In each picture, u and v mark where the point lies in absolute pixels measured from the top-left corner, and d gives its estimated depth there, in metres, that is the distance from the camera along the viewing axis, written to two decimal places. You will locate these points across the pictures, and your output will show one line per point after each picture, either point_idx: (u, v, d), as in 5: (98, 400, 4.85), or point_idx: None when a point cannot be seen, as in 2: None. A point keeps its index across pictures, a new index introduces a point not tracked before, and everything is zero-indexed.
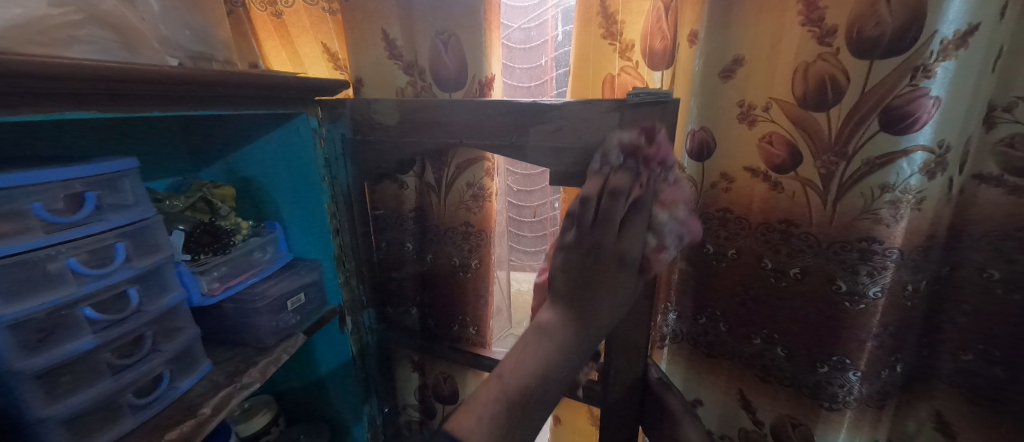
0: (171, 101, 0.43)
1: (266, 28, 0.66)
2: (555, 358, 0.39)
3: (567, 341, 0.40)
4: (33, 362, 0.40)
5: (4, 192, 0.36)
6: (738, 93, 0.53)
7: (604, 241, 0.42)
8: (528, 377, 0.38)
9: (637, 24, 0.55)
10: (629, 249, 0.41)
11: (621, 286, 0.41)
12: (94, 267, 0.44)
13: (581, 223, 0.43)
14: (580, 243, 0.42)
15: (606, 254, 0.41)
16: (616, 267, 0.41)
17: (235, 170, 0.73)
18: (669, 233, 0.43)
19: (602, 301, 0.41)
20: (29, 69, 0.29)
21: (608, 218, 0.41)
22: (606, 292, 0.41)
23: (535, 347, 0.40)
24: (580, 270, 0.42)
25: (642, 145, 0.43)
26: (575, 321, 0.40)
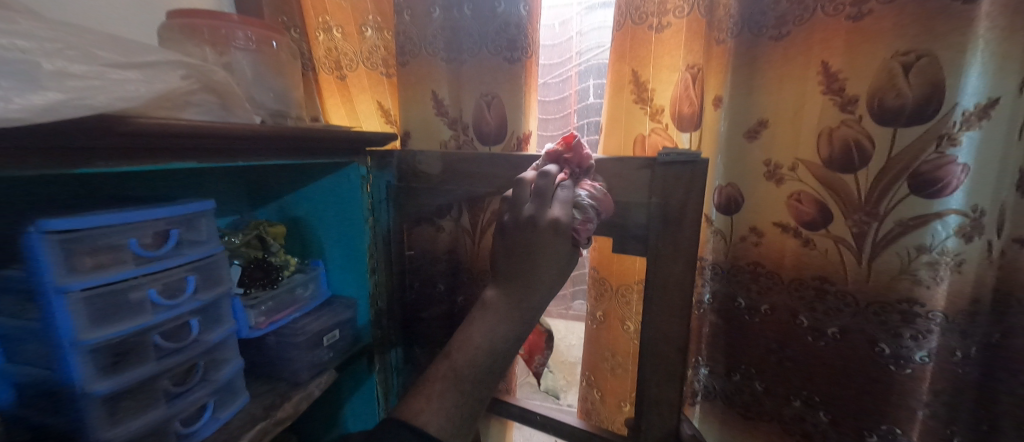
0: (253, 153, 0.49)
1: (330, 88, 0.75)
2: (499, 335, 0.41)
3: (510, 314, 0.41)
4: (105, 385, 0.43)
5: (109, 228, 0.42)
6: (764, 153, 0.55)
7: (535, 217, 0.44)
8: (477, 354, 0.40)
9: (666, 91, 0.60)
10: (559, 215, 0.44)
11: (556, 254, 0.43)
12: (167, 297, 0.48)
13: (514, 202, 0.47)
14: (518, 219, 0.45)
15: (540, 225, 0.43)
16: (539, 239, 0.43)
17: (286, 210, 0.80)
18: (585, 208, 0.45)
19: (538, 271, 0.42)
20: (161, 130, 0.34)
21: (533, 198, 0.45)
22: (541, 260, 0.42)
23: (483, 326, 0.41)
24: (512, 248, 0.44)
25: (561, 153, 0.50)
26: (515, 289, 0.42)
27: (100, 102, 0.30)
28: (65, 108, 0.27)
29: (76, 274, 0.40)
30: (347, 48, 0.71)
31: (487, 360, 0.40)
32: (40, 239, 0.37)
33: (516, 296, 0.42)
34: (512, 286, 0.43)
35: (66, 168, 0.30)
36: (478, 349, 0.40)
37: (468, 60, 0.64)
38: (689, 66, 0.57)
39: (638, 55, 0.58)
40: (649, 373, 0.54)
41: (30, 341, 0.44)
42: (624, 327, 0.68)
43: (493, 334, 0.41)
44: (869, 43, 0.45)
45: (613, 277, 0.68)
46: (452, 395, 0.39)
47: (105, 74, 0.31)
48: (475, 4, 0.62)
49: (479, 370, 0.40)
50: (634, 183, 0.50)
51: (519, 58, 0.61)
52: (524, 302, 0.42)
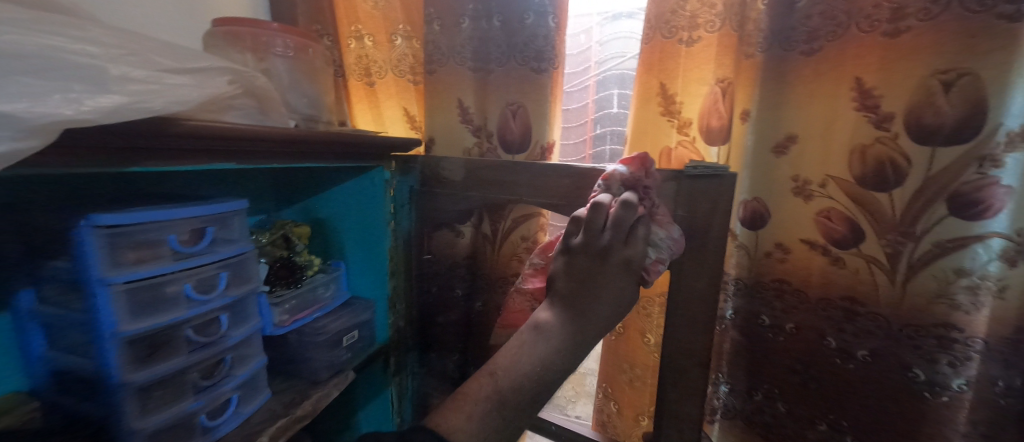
0: (288, 156, 0.51)
1: (358, 94, 0.77)
2: (548, 362, 0.41)
3: (563, 343, 0.42)
4: (139, 375, 0.45)
5: (152, 224, 0.44)
6: (792, 168, 0.54)
7: (611, 249, 0.45)
8: (523, 378, 0.40)
9: (694, 104, 0.59)
10: (632, 253, 0.45)
11: (622, 290, 0.44)
12: (201, 293, 0.50)
13: (589, 229, 0.45)
14: (589, 246, 0.45)
15: (613, 259, 0.44)
16: (611, 275, 0.44)
17: (312, 211, 0.82)
18: (661, 249, 0.46)
19: (601, 304, 0.43)
20: (207, 133, 0.36)
21: (612, 232, 0.45)
22: (607, 293, 0.44)
23: (532, 348, 0.41)
24: (579, 275, 0.45)
25: (640, 179, 0.48)
26: (576, 320, 0.43)
27: (157, 105, 0.32)
28: (127, 111, 0.29)
29: (120, 267, 0.42)
30: (377, 56, 0.73)
31: (527, 384, 0.40)
32: (89, 232, 0.39)
33: (575, 327, 0.43)
34: (574, 317, 0.43)
35: (121, 166, 0.32)
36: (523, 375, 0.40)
37: (495, 70, 0.65)
38: (718, 80, 0.57)
39: (666, 67, 0.58)
40: (670, 390, 0.53)
41: (71, 330, 0.46)
42: (644, 340, 0.67)
43: (532, 355, 0.41)
44: (906, 60, 0.45)
45: None
46: (489, 415, 0.38)
47: (163, 80, 0.33)
48: (505, 16, 0.63)
49: (521, 397, 0.40)
50: (659, 195, 0.49)
51: (547, 68, 0.62)
52: (581, 332, 0.43)
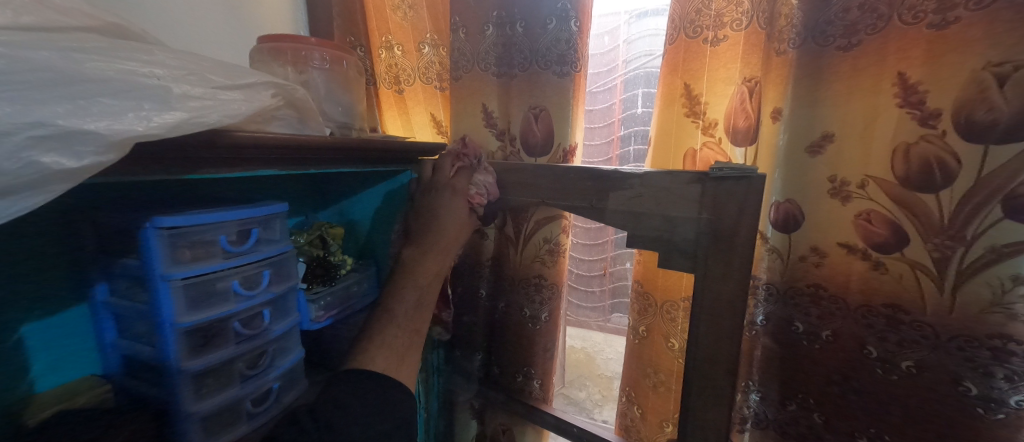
0: (322, 161, 0.54)
1: (389, 101, 0.81)
2: (432, 274, 0.60)
3: (434, 257, 0.61)
4: (194, 363, 0.50)
5: (204, 225, 0.48)
6: (829, 169, 0.52)
7: (439, 181, 0.65)
8: (415, 298, 0.57)
9: (720, 105, 0.58)
10: (455, 184, 0.64)
11: (458, 209, 0.63)
12: (247, 289, 0.54)
13: (436, 172, 0.66)
14: (430, 189, 0.65)
15: (444, 187, 0.64)
16: (449, 197, 0.63)
17: (345, 214, 0.86)
18: (479, 185, 0.63)
19: (446, 221, 0.62)
20: (252, 143, 0.39)
21: (439, 175, 0.65)
22: (449, 217, 0.63)
23: (411, 273, 0.59)
24: (426, 205, 0.64)
25: (462, 149, 0.66)
26: (427, 240, 0.61)
27: (213, 119, 0.35)
28: (187, 125, 0.32)
29: (178, 264, 0.47)
30: (406, 64, 0.77)
31: (412, 299, 0.57)
32: (153, 232, 0.44)
33: (427, 246, 0.61)
34: (424, 242, 0.61)
35: (179, 173, 0.37)
36: (403, 291, 0.57)
37: (518, 75, 0.67)
38: (745, 79, 0.56)
39: (690, 68, 0.57)
40: (695, 395, 0.52)
41: (138, 321, 0.52)
42: (669, 345, 0.66)
43: (415, 278, 0.58)
44: (956, 53, 0.42)
45: (657, 293, 0.66)
46: (386, 335, 0.52)
47: (217, 96, 0.36)
48: (527, 22, 0.64)
49: (408, 305, 0.56)
50: (682, 198, 0.49)
51: (569, 72, 0.62)
52: (442, 248, 0.62)
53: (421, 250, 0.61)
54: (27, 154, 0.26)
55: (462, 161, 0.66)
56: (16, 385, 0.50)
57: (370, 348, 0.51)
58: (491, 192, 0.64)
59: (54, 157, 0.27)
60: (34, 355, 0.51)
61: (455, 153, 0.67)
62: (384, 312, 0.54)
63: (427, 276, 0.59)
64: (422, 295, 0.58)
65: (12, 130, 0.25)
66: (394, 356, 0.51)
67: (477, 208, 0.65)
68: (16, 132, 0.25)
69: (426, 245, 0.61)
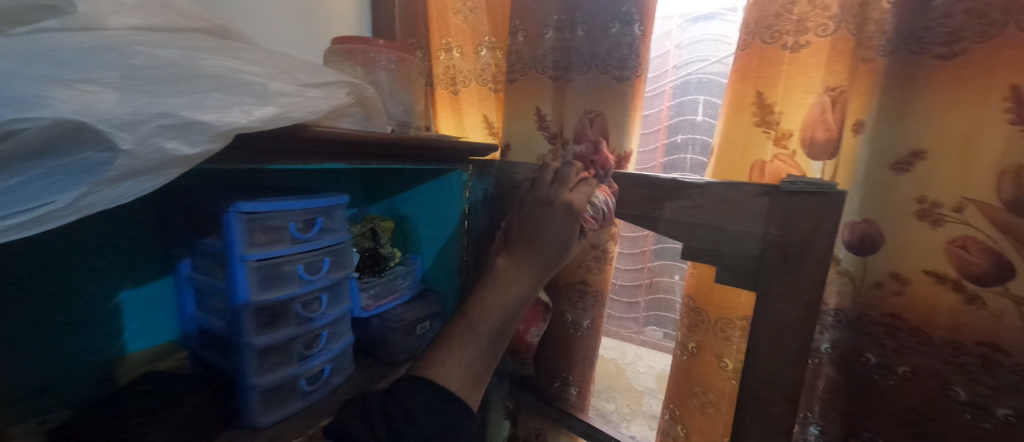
0: (382, 157, 0.56)
1: (443, 102, 0.83)
2: (517, 295, 0.47)
3: (524, 276, 0.48)
4: (260, 339, 0.54)
5: (274, 212, 0.51)
6: (916, 189, 0.47)
7: (547, 190, 0.53)
8: (495, 323, 0.45)
9: (796, 115, 0.54)
10: (573, 200, 0.51)
11: (564, 229, 0.50)
12: (309, 274, 0.58)
13: (555, 179, 0.54)
14: (535, 199, 0.52)
15: (557, 202, 0.51)
16: (563, 215, 0.50)
17: (395, 207, 0.89)
18: (596, 208, 0.54)
19: (549, 238, 0.49)
20: (328, 136, 0.41)
21: (550, 186, 0.53)
22: (552, 233, 0.49)
23: (497, 289, 0.47)
24: (529, 217, 0.50)
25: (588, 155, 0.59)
26: (522, 260, 0.49)
27: (298, 114, 0.37)
28: (279, 120, 0.34)
29: (253, 247, 0.51)
30: (463, 66, 0.78)
31: (497, 320, 0.45)
32: (235, 217, 0.49)
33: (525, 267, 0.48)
34: (520, 255, 0.49)
35: (261, 163, 0.39)
36: (491, 309, 0.45)
37: (576, 78, 0.66)
38: (828, 88, 0.52)
39: (764, 75, 0.54)
40: (748, 421, 0.49)
41: (214, 296, 0.57)
42: (720, 364, 0.63)
43: (498, 301, 0.45)
44: None
45: (710, 309, 0.63)
46: (465, 351, 0.43)
47: (303, 93, 0.39)
48: (589, 25, 0.63)
49: (493, 327, 0.45)
50: (748, 211, 0.46)
51: (628, 76, 0.61)
52: (534, 269, 0.48)
53: (515, 267, 0.48)
54: (154, 141, 0.28)
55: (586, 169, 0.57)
56: (111, 345, 0.56)
57: (448, 362, 0.42)
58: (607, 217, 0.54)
59: (175, 143, 0.29)
60: (128, 320, 0.58)
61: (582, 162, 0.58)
62: (455, 330, 0.44)
63: (518, 301, 0.47)
64: (508, 318, 0.46)
65: (144, 119, 0.27)
66: (469, 376, 0.42)
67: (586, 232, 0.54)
68: (148, 121, 0.28)
69: (524, 265, 0.48)
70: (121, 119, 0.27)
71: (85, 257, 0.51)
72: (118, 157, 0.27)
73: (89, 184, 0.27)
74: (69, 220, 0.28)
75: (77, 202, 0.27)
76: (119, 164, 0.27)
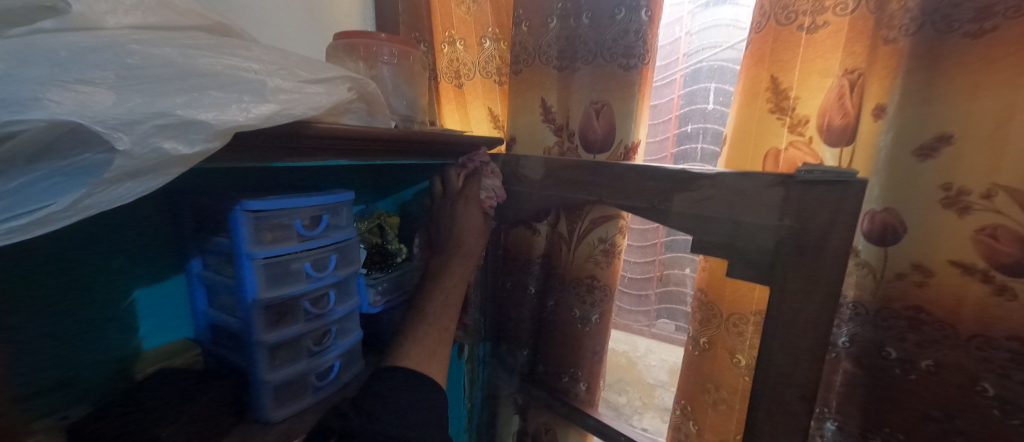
0: (387, 153, 0.56)
1: (448, 95, 0.82)
2: (449, 277, 0.64)
3: (453, 260, 0.66)
4: (269, 335, 0.54)
5: (278, 210, 0.52)
6: (942, 175, 0.45)
7: (455, 196, 0.71)
8: (437, 301, 0.60)
9: (813, 100, 0.52)
10: (466, 195, 0.70)
11: (473, 212, 0.69)
12: (317, 271, 0.58)
13: (448, 185, 0.73)
14: (449, 203, 0.71)
15: (461, 200, 0.70)
16: (465, 204, 0.69)
17: (403, 204, 0.90)
18: (488, 189, 0.70)
19: (463, 224, 0.69)
20: (331, 134, 0.41)
21: (453, 189, 0.72)
22: (465, 223, 0.69)
23: (434, 277, 0.64)
24: (446, 217, 0.70)
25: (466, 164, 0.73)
26: (460, 249, 0.68)
27: (299, 112, 0.36)
28: (279, 117, 0.34)
29: (260, 245, 0.51)
30: (466, 58, 0.77)
31: (441, 299, 0.61)
32: (241, 215, 0.49)
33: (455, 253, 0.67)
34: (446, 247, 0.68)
35: (265, 162, 0.40)
36: (433, 289, 0.62)
37: (581, 68, 0.65)
38: (846, 71, 0.50)
39: (779, 59, 0.52)
40: (762, 416, 0.48)
41: (225, 294, 0.58)
42: (733, 360, 0.62)
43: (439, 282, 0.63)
44: None
45: (723, 303, 0.61)
46: (416, 332, 0.55)
47: (303, 89, 0.38)
48: (594, 13, 0.62)
49: (437, 302, 0.60)
50: (761, 203, 0.45)
51: (636, 64, 0.60)
52: (455, 253, 0.67)
53: (445, 256, 0.66)
54: (151, 140, 0.28)
55: (468, 169, 0.72)
56: (126, 342, 0.57)
57: (409, 341, 0.54)
58: (499, 194, 0.71)
59: (172, 143, 0.29)
60: (141, 318, 0.58)
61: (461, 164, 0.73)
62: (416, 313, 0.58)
63: (460, 280, 0.65)
64: (449, 291, 0.62)
65: (141, 118, 0.27)
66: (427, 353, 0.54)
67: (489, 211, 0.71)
68: (144, 121, 0.27)
69: (460, 249, 0.68)
70: (115, 119, 0.26)
71: (100, 256, 0.52)
72: (116, 157, 0.27)
73: (89, 186, 0.27)
74: (70, 223, 0.28)
75: (75, 204, 0.27)
76: (118, 165, 0.27)
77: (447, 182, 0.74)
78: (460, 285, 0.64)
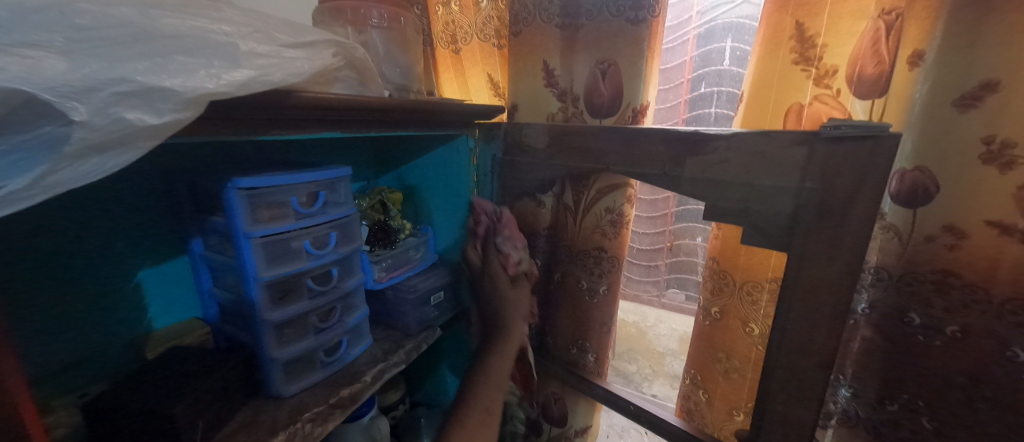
0: (384, 123, 0.53)
1: (445, 63, 0.78)
2: (494, 360, 0.63)
3: (496, 342, 0.66)
4: (274, 314, 0.54)
5: (273, 188, 0.50)
6: (983, 127, 0.41)
7: (480, 272, 0.74)
8: (480, 382, 0.59)
9: (842, 48, 0.47)
10: (489, 267, 0.73)
11: (500, 282, 0.71)
12: (318, 249, 0.57)
13: (470, 261, 0.76)
14: (478, 277, 0.74)
15: (488, 277, 0.72)
16: (492, 280, 0.72)
17: (404, 179, 0.86)
18: (506, 252, 0.73)
19: (494, 300, 0.71)
20: (318, 103, 0.39)
21: (477, 267, 0.75)
22: (496, 299, 0.71)
23: (482, 360, 0.63)
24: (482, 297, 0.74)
25: (482, 235, 0.76)
26: (506, 316, 0.69)
27: (277, 78, 0.34)
28: (254, 84, 0.32)
29: (257, 224, 0.50)
30: (462, 21, 0.72)
31: (484, 379, 0.59)
32: (235, 193, 0.47)
33: (504, 320, 0.68)
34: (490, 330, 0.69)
35: (253, 133, 0.37)
36: (476, 371, 0.61)
37: (585, 25, 0.60)
38: (883, 12, 0.45)
39: (806, 3, 0.47)
40: (776, 387, 0.47)
41: (228, 273, 0.58)
42: (746, 330, 0.60)
43: (483, 363, 0.62)
44: None
45: (737, 272, 0.59)
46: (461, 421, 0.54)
47: (281, 54, 0.36)
48: None
49: (480, 385, 0.58)
50: (781, 163, 0.42)
51: (645, 18, 0.56)
52: (497, 332, 0.67)
53: (489, 342, 0.67)
54: (112, 110, 0.26)
55: (484, 239, 0.75)
56: (137, 323, 0.57)
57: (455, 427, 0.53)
58: (519, 245, 0.73)
59: (137, 113, 0.27)
60: (149, 298, 0.58)
61: (478, 240, 0.76)
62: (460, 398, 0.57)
63: (504, 360, 0.63)
64: (492, 370, 0.61)
65: (96, 86, 0.25)
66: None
67: (516, 277, 0.73)
68: (100, 89, 0.26)
69: (505, 314, 0.69)
70: (67, 86, 0.24)
71: (101, 237, 0.52)
72: (74, 130, 0.25)
73: (51, 162, 0.25)
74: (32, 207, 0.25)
75: (38, 182, 0.25)
76: (78, 137, 0.25)
77: (471, 260, 0.77)
78: (506, 364, 0.63)
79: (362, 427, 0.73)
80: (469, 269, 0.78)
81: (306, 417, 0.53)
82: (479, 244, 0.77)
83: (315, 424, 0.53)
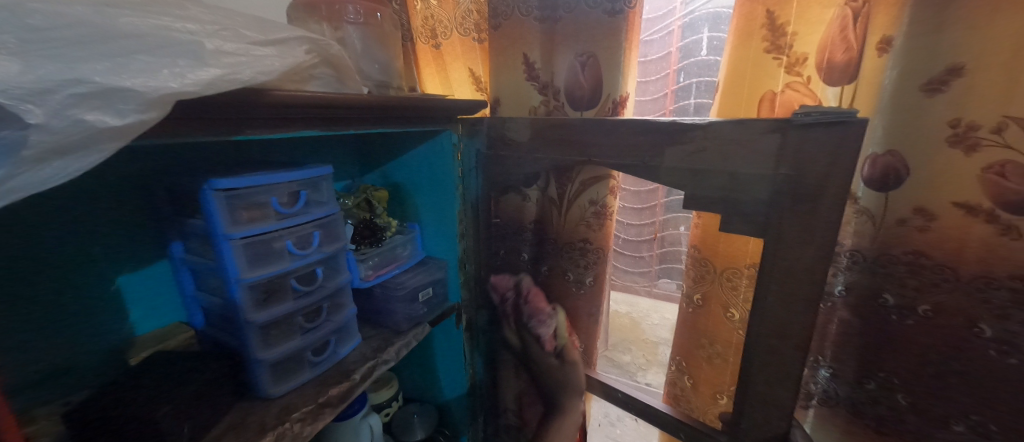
0: (364, 121, 0.53)
1: (426, 58, 0.77)
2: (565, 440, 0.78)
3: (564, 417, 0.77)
4: (259, 315, 0.54)
5: (252, 188, 0.50)
6: (951, 110, 0.43)
7: (525, 353, 0.78)
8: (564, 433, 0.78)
9: (812, 36, 0.48)
10: (530, 348, 0.77)
11: (549, 363, 0.75)
12: (301, 249, 0.57)
13: (511, 341, 0.80)
14: (525, 356, 0.78)
15: (535, 357, 0.76)
16: (538, 362, 0.76)
17: (389, 176, 0.85)
18: (541, 332, 0.75)
19: (547, 381, 0.76)
20: (292, 101, 0.38)
21: (518, 347, 0.79)
22: (549, 378, 0.76)
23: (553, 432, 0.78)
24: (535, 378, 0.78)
25: (511, 315, 0.79)
26: (562, 393, 0.76)
27: (247, 76, 0.34)
28: (222, 83, 0.32)
29: (237, 225, 0.49)
30: (441, 15, 0.72)
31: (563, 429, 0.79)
32: (211, 195, 0.47)
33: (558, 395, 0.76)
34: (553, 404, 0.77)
35: (227, 134, 0.37)
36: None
37: (563, 17, 0.61)
38: None
39: None
40: (755, 370, 0.48)
41: (210, 276, 0.57)
42: (727, 315, 0.61)
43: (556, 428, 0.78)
44: None
45: (717, 259, 0.60)
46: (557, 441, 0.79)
47: (250, 52, 0.36)
48: None
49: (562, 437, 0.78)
50: (756, 151, 0.42)
51: (622, 9, 0.56)
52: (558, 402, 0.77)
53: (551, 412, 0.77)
54: (70, 112, 0.26)
55: (512, 319, 0.78)
56: (119, 329, 0.56)
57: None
58: (550, 324, 0.75)
59: (97, 114, 0.27)
60: (130, 304, 0.57)
61: (507, 318, 0.79)
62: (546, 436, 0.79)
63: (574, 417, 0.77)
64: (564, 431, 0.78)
65: (52, 88, 0.25)
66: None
67: (557, 352, 0.75)
68: (56, 90, 0.25)
69: (562, 390, 0.76)
70: (19, 89, 0.24)
71: (78, 243, 0.51)
72: (30, 133, 0.25)
73: (9, 166, 0.25)
74: None
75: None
76: (35, 141, 0.25)
77: (510, 341, 0.81)
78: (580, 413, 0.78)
79: (354, 426, 0.73)
80: (508, 347, 0.81)
81: (295, 417, 0.53)
82: (510, 320, 0.79)
83: (304, 424, 0.53)
